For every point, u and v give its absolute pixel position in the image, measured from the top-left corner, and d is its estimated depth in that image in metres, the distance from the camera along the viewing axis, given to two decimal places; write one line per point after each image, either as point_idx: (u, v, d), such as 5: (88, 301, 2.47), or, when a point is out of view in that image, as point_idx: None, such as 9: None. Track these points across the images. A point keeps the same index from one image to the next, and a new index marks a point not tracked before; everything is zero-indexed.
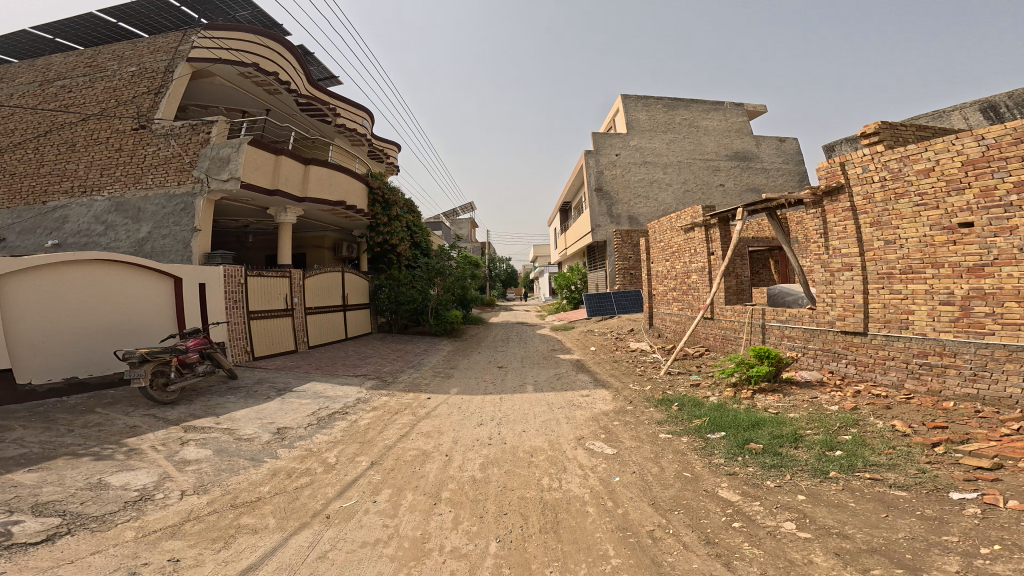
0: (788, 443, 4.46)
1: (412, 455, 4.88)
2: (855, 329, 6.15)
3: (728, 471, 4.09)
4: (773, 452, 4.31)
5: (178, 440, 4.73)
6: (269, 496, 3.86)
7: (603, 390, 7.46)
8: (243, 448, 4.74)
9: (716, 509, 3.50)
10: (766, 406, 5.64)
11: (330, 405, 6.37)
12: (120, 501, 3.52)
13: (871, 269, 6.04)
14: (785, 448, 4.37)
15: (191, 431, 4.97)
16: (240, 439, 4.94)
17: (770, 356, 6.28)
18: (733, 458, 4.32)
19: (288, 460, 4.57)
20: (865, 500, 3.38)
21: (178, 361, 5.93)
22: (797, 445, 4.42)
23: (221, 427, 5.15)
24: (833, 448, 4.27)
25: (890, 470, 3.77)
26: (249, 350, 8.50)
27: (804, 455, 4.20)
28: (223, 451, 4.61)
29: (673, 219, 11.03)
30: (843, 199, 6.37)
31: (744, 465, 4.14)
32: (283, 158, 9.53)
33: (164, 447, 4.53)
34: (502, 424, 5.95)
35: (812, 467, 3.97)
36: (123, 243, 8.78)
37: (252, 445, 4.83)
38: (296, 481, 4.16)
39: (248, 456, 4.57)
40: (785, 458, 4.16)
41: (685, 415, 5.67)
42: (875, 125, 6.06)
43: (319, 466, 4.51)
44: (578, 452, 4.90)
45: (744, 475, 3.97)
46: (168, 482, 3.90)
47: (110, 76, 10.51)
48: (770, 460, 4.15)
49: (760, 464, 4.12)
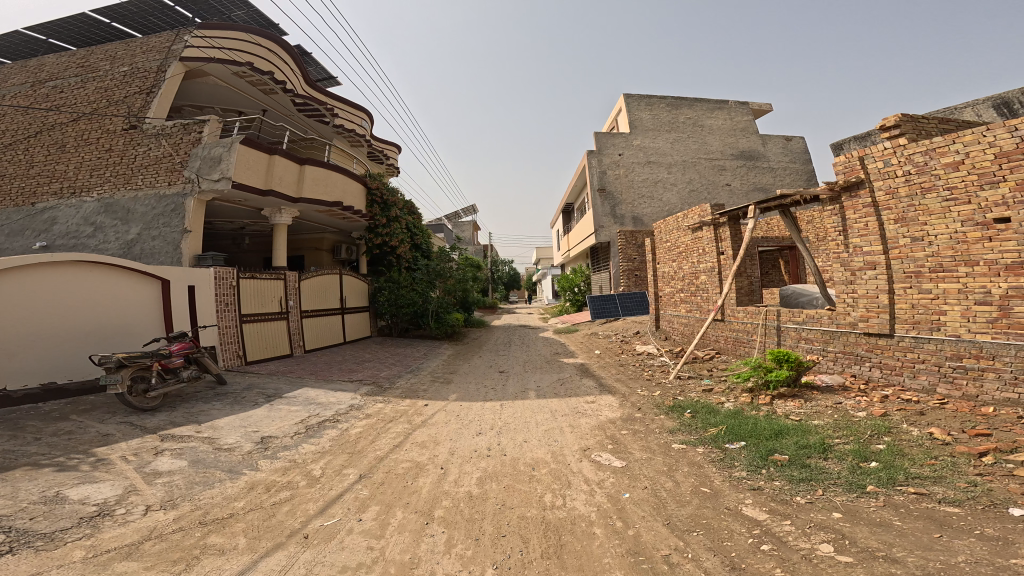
0: (816, 454, 4.08)
1: (405, 468, 4.53)
2: (879, 331, 5.75)
3: (751, 486, 3.70)
4: (801, 464, 3.92)
5: (152, 449, 4.41)
6: (244, 512, 3.52)
7: (609, 395, 7.07)
8: (222, 459, 4.41)
9: (741, 530, 3.11)
10: (787, 413, 5.22)
11: (320, 413, 6.02)
12: (75, 517, 3.20)
13: (897, 268, 5.64)
14: (814, 461, 3.97)
15: (169, 440, 4.65)
16: (219, 449, 4.61)
17: (790, 360, 5.88)
18: (757, 471, 3.93)
19: (269, 473, 4.23)
20: (913, 519, 2.98)
21: (160, 366, 5.58)
22: (826, 456, 4.03)
23: (200, 436, 4.81)
24: (868, 460, 3.87)
25: (937, 484, 3.37)
26: (241, 354, 8.18)
27: (835, 467, 3.82)
28: (200, 462, 4.28)
29: (680, 218, 10.65)
30: (864, 195, 5.97)
31: (770, 479, 3.75)
32: (276, 157, 9.26)
33: (135, 457, 4.20)
34: (502, 433, 5.59)
35: (846, 481, 3.57)
36: (112, 244, 8.52)
37: (232, 455, 4.50)
38: (275, 496, 3.81)
39: (226, 467, 4.24)
40: (814, 471, 3.77)
41: (699, 423, 5.28)
42: (895, 117, 5.78)
43: (302, 479, 4.17)
44: (584, 466, 4.52)
45: (771, 490, 3.59)
46: (133, 496, 3.57)
47: (101, 75, 10.35)
48: (799, 473, 3.75)
49: (788, 477, 3.73)
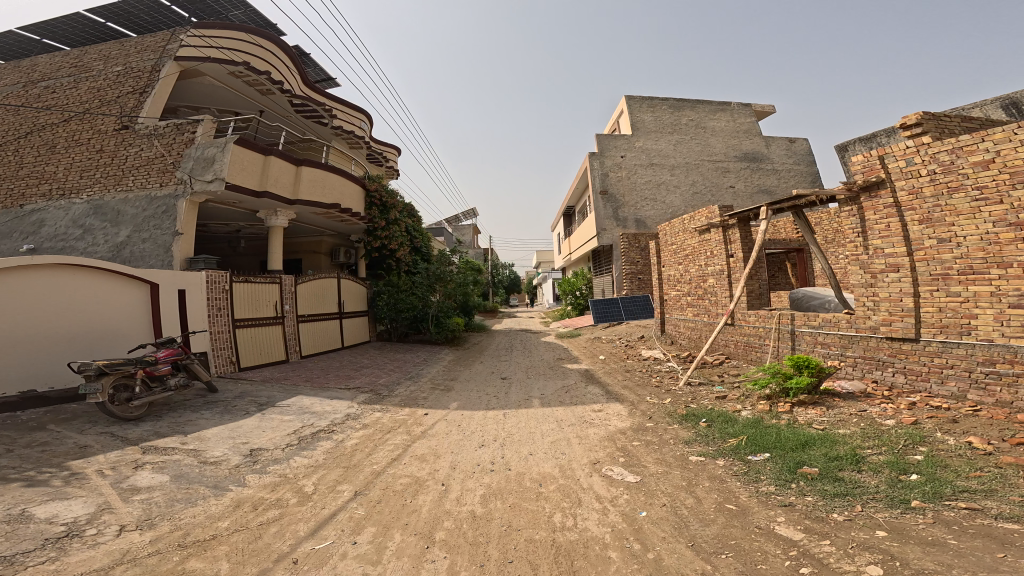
0: (849, 467, 3.79)
1: (403, 485, 4.22)
2: (904, 336, 5.47)
3: (781, 502, 3.41)
4: (834, 477, 3.63)
5: (132, 463, 4.10)
6: (228, 533, 3.21)
7: (617, 403, 6.77)
8: (207, 473, 4.09)
9: (775, 551, 2.83)
10: (809, 422, 4.93)
11: (315, 423, 5.71)
12: (40, 538, 2.90)
13: (923, 270, 5.36)
14: (847, 473, 3.68)
15: (151, 452, 4.34)
16: (205, 462, 4.29)
17: (811, 366, 5.57)
18: (786, 485, 3.63)
19: (257, 489, 3.92)
20: (969, 537, 2.71)
21: (145, 373, 5.26)
22: (860, 469, 3.74)
23: (186, 448, 4.51)
24: (907, 473, 3.58)
25: (988, 499, 3.08)
26: (235, 360, 7.85)
27: (871, 481, 3.53)
28: (182, 477, 3.96)
29: (686, 219, 10.40)
30: (885, 195, 5.72)
31: (802, 495, 3.46)
32: (272, 157, 9.00)
33: (112, 472, 3.89)
34: (506, 445, 5.28)
35: (886, 496, 3.29)
36: (101, 247, 8.25)
37: (218, 469, 4.19)
38: (262, 515, 3.50)
39: (210, 483, 3.93)
40: (849, 485, 3.49)
41: (716, 433, 4.97)
42: (916, 116, 5.49)
43: (292, 496, 3.86)
44: (595, 481, 4.21)
45: (804, 507, 3.30)
46: (106, 515, 3.26)
47: (94, 75, 10.12)
48: (833, 488, 3.47)
49: (821, 492, 3.44)
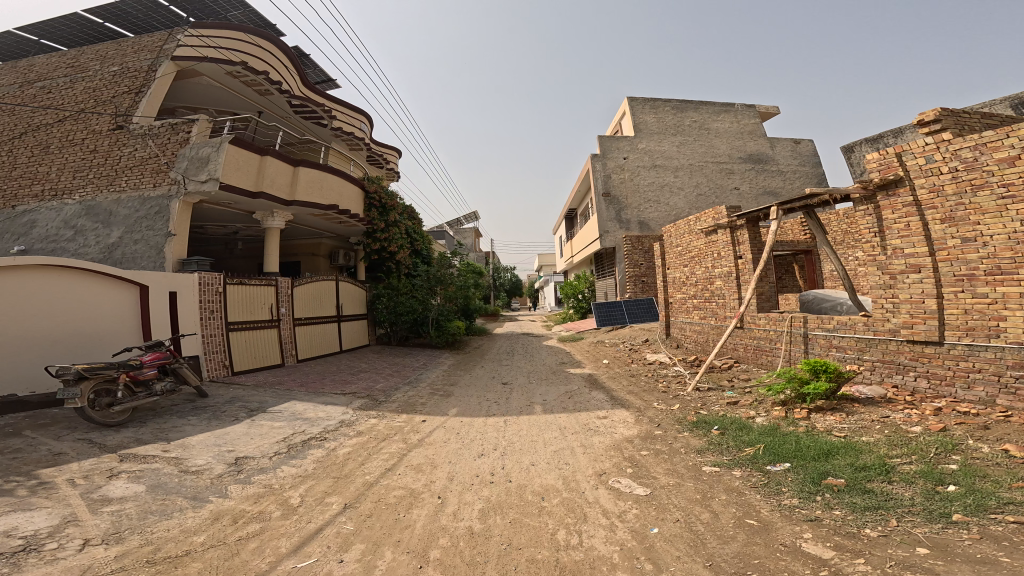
0: (878, 477, 3.53)
1: (397, 497, 3.95)
2: (927, 339, 5.23)
3: (807, 517, 3.16)
4: (863, 490, 3.39)
5: (106, 471, 3.85)
6: (204, 549, 2.96)
7: (622, 410, 6.50)
8: (186, 483, 3.84)
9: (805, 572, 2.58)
10: (829, 429, 4.66)
11: (306, 430, 5.46)
12: None
13: (946, 270, 5.14)
14: (877, 485, 3.43)
15: (128, 460, 4.10)
16: (186, 472, 4.05)
17: (828, 370, 5.29)
18: (811, 498, 3.38)
19: (239, 500, 3.67)
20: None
21: (129, 378, 5.03)
22: (891, 480, 3.49)
23: (166, 457, 4.26)
24: (944, 484, 3.33)
25: None
26: (228, 364, 7.61)
27: (905, 493, 3.29)
28: (159, 487, 3.71)
29: (691, 220, 10.15)
30: (904, 193, 5.49)
31: (829, 509, 3.22)
32: (268, 158, 8.80)
33: (84, 481, 3.65)
34: (507, 454, 5.01)
35: (923, 509, 3.07)
36: (92, 248, 8.06)
37: (199, 479, 3.94)
38: (243, 529, 3.25)
39: (189, 494, 3.68)
40: (881, 497, 3.25)
41: (730, 442, 4.70)
42: (934, 112, 5.42)
43: (277, 508, 3.61)
44: (601, 494, 3.95)
45: (832, 522, 3.06)
46: (70, 528, 3.01)
47: (90, 76, 10.00)
48: (863, 501, 3.23)
49: (851, 506, 3.20)
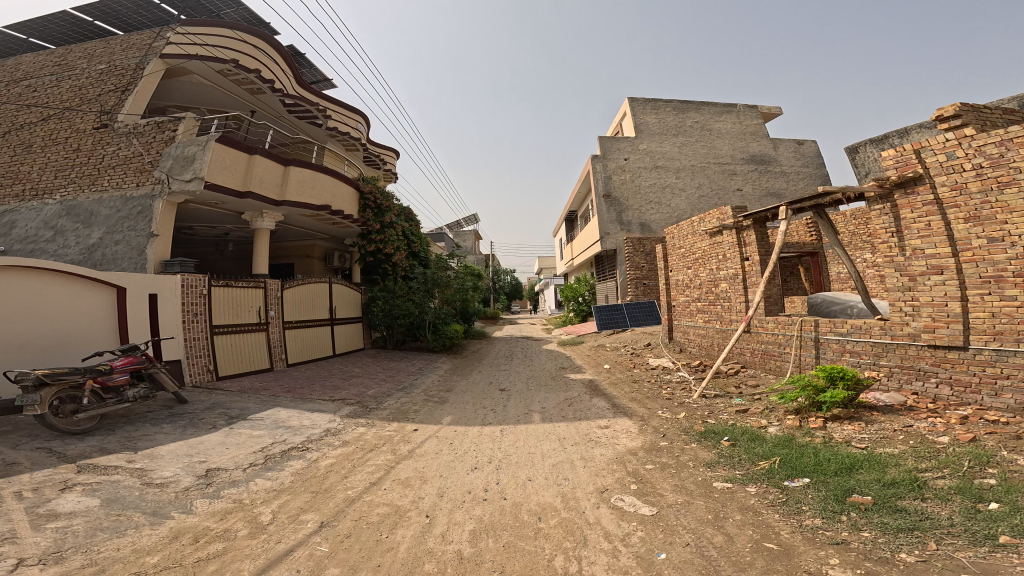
0: (910, 494, 3.20)
1: (380, 515, 3.61)
2: (950, 344, 4.92)
3: (832, 540, 2.83)
4: (894, 508, 3.05)
5: (60, 484, 3.53)
6: (155, 572, 2.64)
7: (624, 419, 6.16)
8: (147, 498, 3.51)
9: None
10: (848, 440, 4.32)
11: (288, 440, 5.12)
12: None
13: (970, 272, 4.87)
14: (909, 503, 3.10)
15: (87, 472, 3.78)
16: (148, 485, 3.72)
17: (846, 378, 4.95)
18: (835, 518, 3.05)
19: (203, 517, 3.34)
20: None
21: (96, 384, 4.73)
22: (924, 496, 3.15)
23: (130, 468, 3.93)
24: (986, 501, 2.99)
25: None
26: (213, 369, 7.29)
27: (942, 511, 2.95)
28: (116, 501, 3.39)
29: (694, 221, 9.86)
30: (924, 191, 5.23)
31: (857, 531, 2.88)
32: (257, 157, 8.51)
33: (33, 495, 3.33)
34: (502, 468, 4.68)
35: (965, 530, 2.73)
36: (72, 249, 7.76)
37: (162, 493, 3.61)
38: (203, 549, 2.92)
39: (149, 509, 3.35)
40: (915, 517, 2.91)
41: (743, 454, 4.37)
42: (954, 107, 5.16)
43: (244, 526, 3.27)
44: (602, 514, 3.60)
45: (862, 546, 2.72)
46: (4, 548, 2.69)
47: (77, 74, 9.75)
48: (895, 521, 2.89)
49: (882, 527, 2.87)
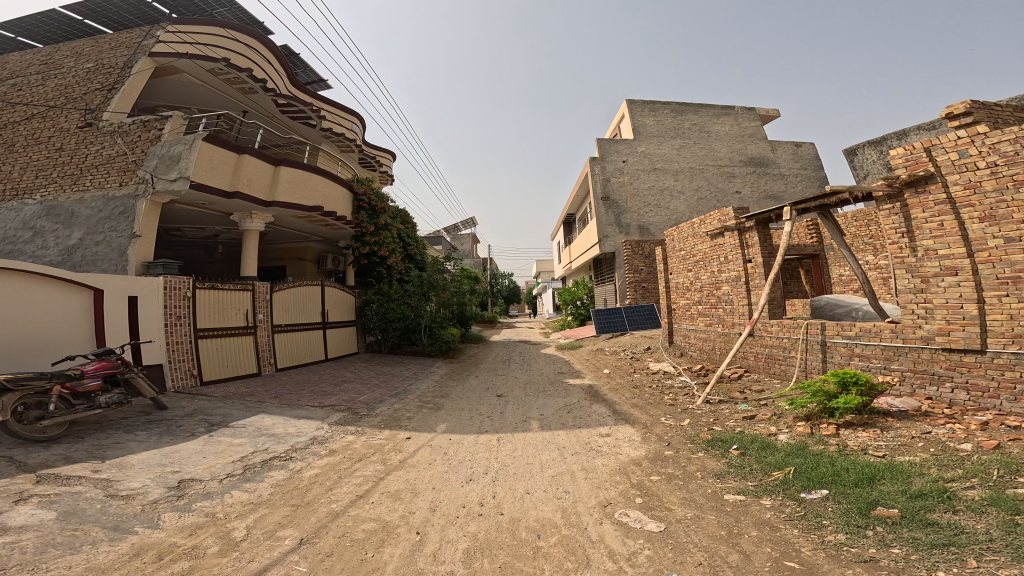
0: (940, 506, 2.96)
1: (366, 532, 3.34)
2: (967, 347, 4.73)
3: (859, 558, 2.59)
4: (924, 522, 2.81)
5: (14, 496, 3.24)
6: None
7: (626, 426, 5.90)
8: (110, 511, 3.23)
9: None
10: (865, 447, 4.09)
11: (270, 449, 4.84)
12: None
13: (986, 273, 4.68)
14: (941, 516, 2.86)
15: (47, 482, 3.49)
16: (113, 497, 3.43)
17: (859, 383, 4.74)
18: (860, 533, 2.80)
19: (170, 533, 3.06)
20: None
21: (64, 389, 4.45)
22: (956, 509, 2.91)
23: (95, 479, 3.65)
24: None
25: None
26: (197, 374, 6.99)
27: (978, 525, 2.71)
28: (74, 515, 3.10)
29: (695, 223, 9.67)
30: (935, 190, 5.05)
31: (887, 548, 2.63)
32: (246, 157, 8.27)
33: None
34: (499, 480, 4.42)
35: (1005, 544, 2.49)
36: (51, 250, 7.49)
37: (127, 506, 3.33)
38: (166, 569, 2.65)
39: (110, 523, 3.07)
40: (949, 532, 2.67)
41: (753, 463, 4.13)
42: (964, 104, 4.99)
43: (215, 543, 3.00)
44: (606, 531, 3.34)
45: (894, 566, 2.47)
46: None
47: (63, 73, 9.50)
48: (928, 536, 2.66)
49: (912, 543, 2.63)
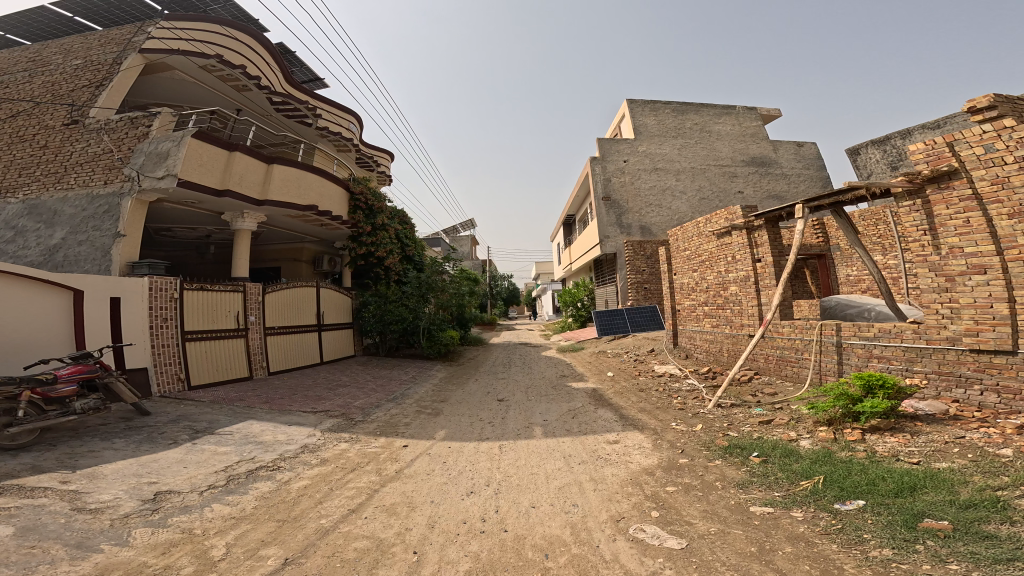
0: (995, 518, 2.68)
1: (358, 551, 3.04)
2: (997, 348, 4.47)
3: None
4: (979, 535, 2.54)
5: None
6: None
7: (635, 432, 5.62)
8: (74, 526, 2.93)
9: None
10: (895, 454, 3.82)
11: (258, 457, 4.54)
12: None
13: (1017, 270, 4.43)
14: (996, 528, 2.59)
15: (7, 495, 3.19)
16: (79, 510, 3.13)
17: (885, 386, 4.53)
18: (910, 549, 2.52)
19: (141, 551, 2.77)
20: None
21: (35, 395, 4.16)
22: (1012, 520, 2.64)
23: (62, 491, 3.35)
24: None
25: None
26: (184, 377, 6.69)
27: None
28: (33, 530, 2.80)
29: (701, 223, 9.43)
30: (960, 185, 4.80)
31: (944, 565, 2.35)
32: (237, 154, 7.99)
33: None
34: (502, 492, 4.13)
35: None
36: (32, 251, 7.20)
37: (95, 521, 3.03)
38: None
39: (73, 541, 2.77)
40: (1010, 546, 2.39)
41: (776, 472, 3.85)
42: (987, 96, 4.56)
43: (190, 563, 2.70)
44: (620, 548, 3.05)
45: None
46: None
47: (51, 70, 9.23)
48: (988, 551, 2.38)
49: (969, 560, 2.35)
